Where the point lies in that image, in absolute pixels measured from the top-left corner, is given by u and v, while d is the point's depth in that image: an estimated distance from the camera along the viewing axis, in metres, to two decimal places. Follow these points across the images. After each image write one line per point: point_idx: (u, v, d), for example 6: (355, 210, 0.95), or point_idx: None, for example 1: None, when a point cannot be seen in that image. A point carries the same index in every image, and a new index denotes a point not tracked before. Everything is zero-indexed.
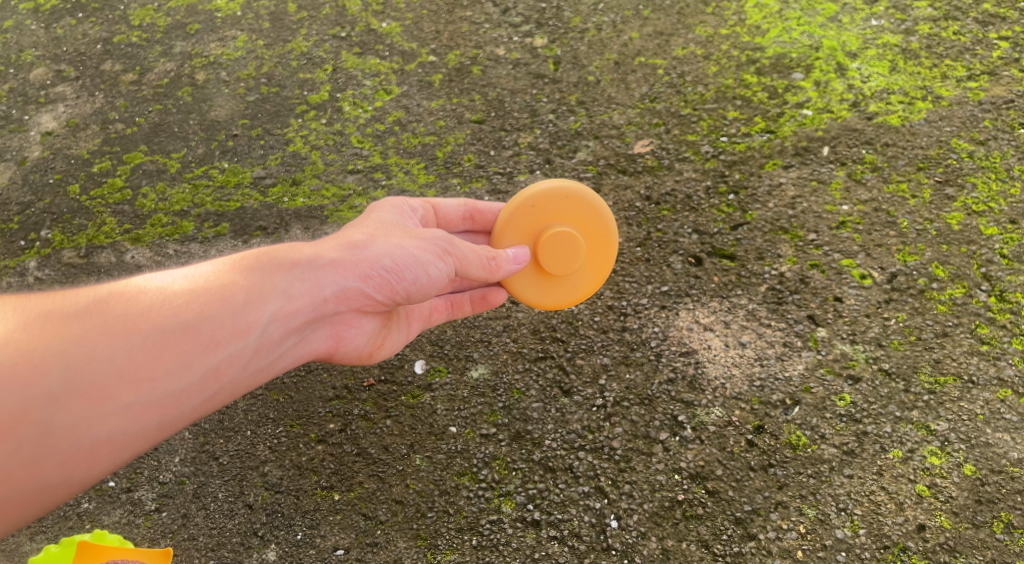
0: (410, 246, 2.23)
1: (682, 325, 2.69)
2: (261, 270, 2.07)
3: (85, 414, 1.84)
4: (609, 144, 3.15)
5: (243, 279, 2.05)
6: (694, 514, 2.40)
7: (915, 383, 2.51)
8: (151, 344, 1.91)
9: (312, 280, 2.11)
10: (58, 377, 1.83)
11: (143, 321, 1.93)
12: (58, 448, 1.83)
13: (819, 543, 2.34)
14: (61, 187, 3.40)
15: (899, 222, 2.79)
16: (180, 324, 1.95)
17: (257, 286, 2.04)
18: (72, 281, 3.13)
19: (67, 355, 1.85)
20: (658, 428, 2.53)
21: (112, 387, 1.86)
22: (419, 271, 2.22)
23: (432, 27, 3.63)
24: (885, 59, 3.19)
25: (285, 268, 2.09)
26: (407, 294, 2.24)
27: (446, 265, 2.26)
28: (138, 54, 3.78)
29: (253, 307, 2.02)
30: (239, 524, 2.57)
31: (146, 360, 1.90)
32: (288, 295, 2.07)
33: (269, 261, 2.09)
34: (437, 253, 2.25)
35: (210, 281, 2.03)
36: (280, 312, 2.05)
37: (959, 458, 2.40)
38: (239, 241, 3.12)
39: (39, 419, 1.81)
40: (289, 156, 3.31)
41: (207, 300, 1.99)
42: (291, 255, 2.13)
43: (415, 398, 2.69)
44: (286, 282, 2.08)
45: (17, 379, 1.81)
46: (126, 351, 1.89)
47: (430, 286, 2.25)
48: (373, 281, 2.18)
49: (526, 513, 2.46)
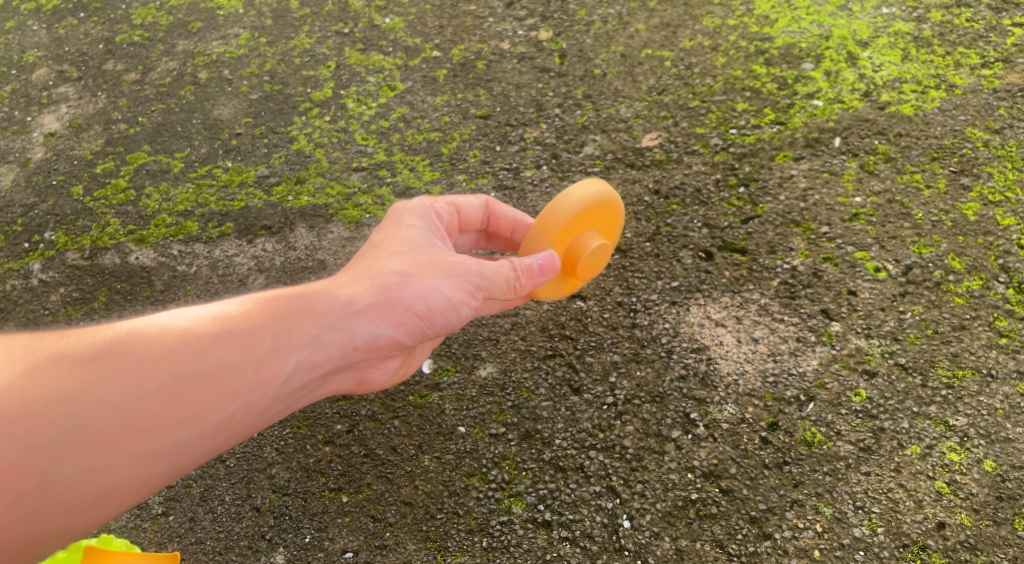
0: (445, 285, 2.19)
1: (693, 321, 2.65)
2: (291, 312, 2.04)
3: (91, 464, 1.82)
4: (616, 138, 3.10)
5: (269, 326, 2.01)
6: (709, 514, 2.36)
7: (932, 378, 2.46)
8: (165, 393, 1.88)
9: (343, 331, 2.08)
10: (64, 424, 1.80)
11: (160, 368, 1.89)
12: (59, 500, 1.81)
13: (836, 542, 2.29)
14: (64, 188, 3.38)
15: (914, 213, 2.74)
16: (199, 371, 1.91)
17: (283, 336, 2.01)
18: (76, 283, 3.10)
19: (76, 403, 1.82)
20: (670, 426, 2.49)
21: (120, 437, 1.84)
22: (450, 313, 2.22)
23: (436, 21, 3.60)
24: (896, 47, 3.14)
25: (315, 316, 2.06)
26: (438, 329, 2.24)
27: (480, 298, 2.25)
28: (140, 53, 3.75)
29: (278, 355, 2.00)
30: (246, 527, 2.54)
31: (160, 410, 1.87)
32: (318, 343, 2.05)
33: (297, 307, 2.05)
34: (470, 290, 2.22)
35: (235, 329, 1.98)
36: (306, 362, 2.03)
37: (979, 454, 2.35)
38: (244, 240, 3.08)
39: (40, 469, 1.78)
40: (293, 155, 3.28)
41: (231, 346, 1.95)
42: (322, 298, 2.09)
43: (423, 398, 2.65)
44: (318, 329, 2.05)
45: (18, 427, 1.78)
46: (138, 400, 1.86)
47: (461, 322, 2.26)
48: (401, 326, 2.16)
49: (537, 514, 2.42)
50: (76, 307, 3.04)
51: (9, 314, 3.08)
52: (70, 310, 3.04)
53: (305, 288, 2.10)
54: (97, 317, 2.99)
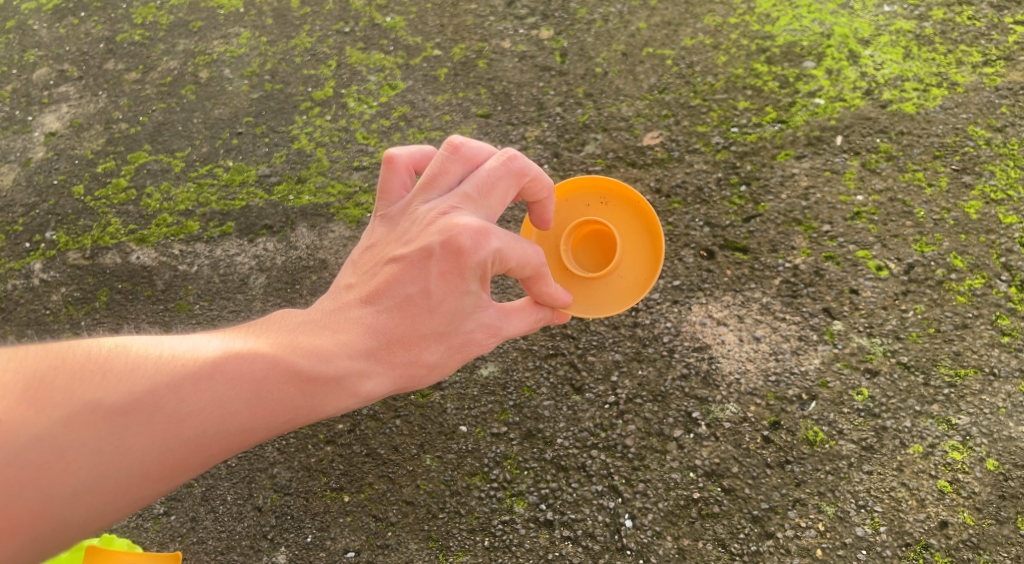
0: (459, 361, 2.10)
1: (695, 320, 2.65)
2: (321, 387, 1.96)
3: (103, 511, 1.85)
4: (617, 137, 3.10)
5: (290, 396, 1.94)
6: (710, 513, 2.37)
7: (935, 376, 2.46)
8: (187, 452, 1.87)
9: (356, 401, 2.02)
10: (88, 474, 1.82)
11: (187, 427, 1.87)
12: (70, 537, 1.84)
13: (838, 541, 2.31)
14: (65, 187, 3.38)
15: (916, 212, 2.74)
16: (217, 436, 1.89)
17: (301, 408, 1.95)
18: (78, 283, 3.11)
19: (100, 455, 1.83)
20: (672, 425, 2.49)
21: (137, 488, 1.86)
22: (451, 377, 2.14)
23: (437, 19, 3.59)
24: (899, 45, 3.13)
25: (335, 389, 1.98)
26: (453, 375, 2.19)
27: None
28: (140, 53, 3.74)
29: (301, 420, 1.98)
30: (248, 527, 2.55)
31: (178, 464, 1.87)
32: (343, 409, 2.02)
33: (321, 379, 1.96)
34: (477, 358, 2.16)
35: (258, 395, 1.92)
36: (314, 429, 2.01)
37: (982, 452, 2.35)
38: (245, 239, 3.08)
39: (58, 513, 1.81)
40: (294, 154, 3.27)
41: (252, 414, 1.92)
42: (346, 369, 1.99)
43: (424, 397, 2.62)
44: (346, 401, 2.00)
45: (43, 474, 1.80)
46: (160, 456, 1.85)
47: None
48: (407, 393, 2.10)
49: (539, 513, 2.43)
50: (77, 307, 3.08)
51: (10, 314, 3.08)
52: (71, 310, 3.08)
53: (333, 351, 1.99)
54: (100, 317, 3.05)
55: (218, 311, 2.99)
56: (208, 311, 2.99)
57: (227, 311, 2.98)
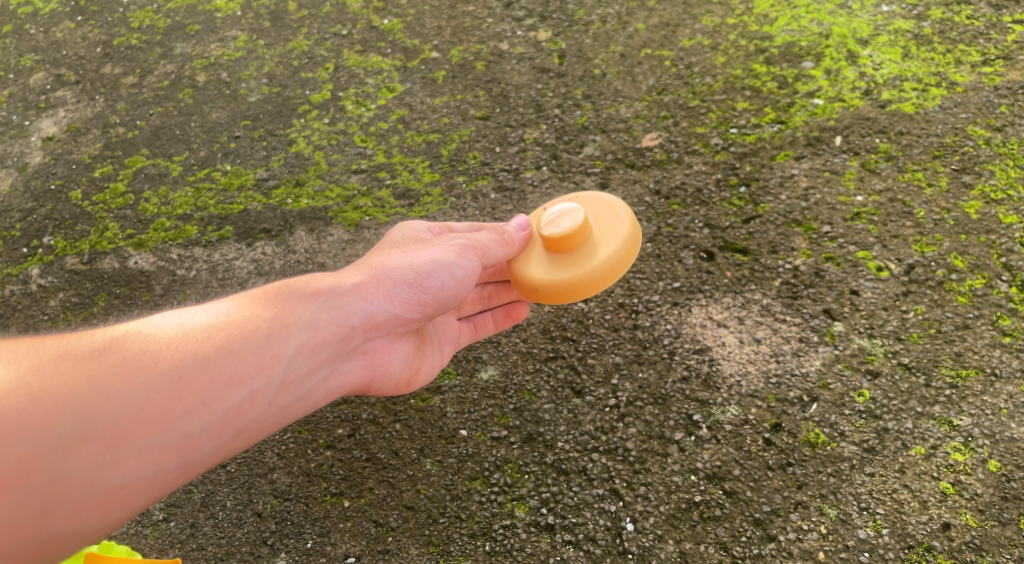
0: (429, 254, 2.27)
1: (695, 322, 2.64)
2: (283, 301, 2.13)
3: (101, 458, 1.85)
4: (616, 138, 3.09)
5: (266, 312, 2.10)
6: (712, 516, 2.34)
7: (936, 377, 2.45)
8: (169, 384, 1.93)
9: (337, 309, 2.16)
10: (71, 420, 1.84)
11: (162, 360, 1.95)
12: (71, 495, 1.82)
13: (841, 544, 2.28)
14: (63, 192, 3.36)
15: (916, 212, 2.73)
16: (200, 360, 1.97)
17: (280, 319, 2.09)
18: (75, 287, 3.08)
19: (82, 397, 1.86)
20: (673, 428, 2.48)
21: (128, 430, 1.87)
22: (443, 274, 2.27)
23: (435, 22, 3.59)
24: (897, 45, 3.13)
25: (309, 299, 2.14)
26: (436, 299, 2.27)
27: (468, 263, 2.30)
28: (138, 57, 3.74)
29: (276, 341, 2.06)
30: (248, 533, 2.52)
31: (166, 401, 1.91)
32: (312, 327, 2.11)
33: (291, 293, 2.14)
34: (456, 255, 2.30)
35: (233, 317, 2.07)
36: (305, 345, 2.09)
37: (984, 453, 2.34)
38: (243, 244, 3.07)
39: (51, 465, 1.81)
40: (292, 157, 3.26)
41: (230, 335, 2.03)
42: (313, 284, 2.18)
43: (424, 401, 2.64)
44: (310, 314, 2.12)
45: (27, 423, 1.81)
46: (143, 393, 1.90)
47: (457, 286, 2.29)
48: (397, 297, 2.22)
49: (539, 517, 2.41)
50: (76, 313, 3.02)
51: (8, 319, 3.06)
52: (70, 314, 3.02)
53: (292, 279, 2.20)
54: (97, 322, 2.98)
55: None
56: None
57: None
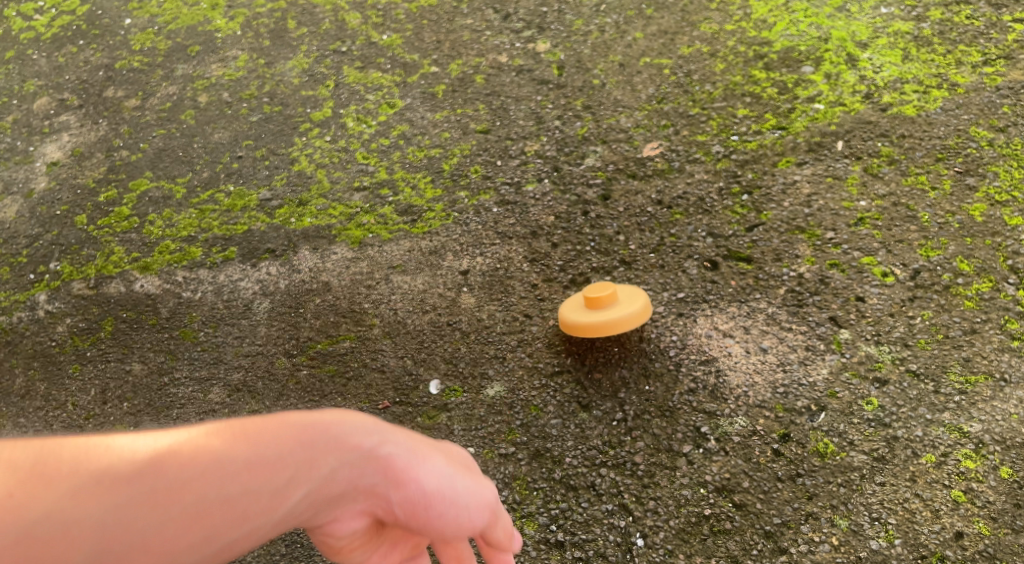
0: (461, 477, 1.59)
1: (700, 332, 2.64)
2: (289, 454, 1.49)
3: None
4: (617, 149, 3.10)
5: (272, 450, 1.48)
6: (722, 529, 2.32)
7: (945, 384, 2.44)
8: (182, 517, 1.41)
9: (355, 469, 1.53)
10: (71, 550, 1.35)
11: (174, 489, 1.41)
12: None
13: (853, 555, 2.24)
14: (68, 217, 3.31)
15: (919, 216, 2.75)
16: (216, 494, 1.44)
17: (296, 462, 1.49)
18: (83, 313, 2.99)
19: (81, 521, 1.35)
20: (681, 441, 2.46)
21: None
22: (449, 500, 1.57)
23: (434, 37, 3.64)
24: (897, 47, 3.21)
25: (331, 448, 1.52)
26: (428, 524, 1.58)
27: (486, 515, 1.63)
28: (140, 79, 3.75)
29: (284, 489, 1.48)
30: (259, 556, 2.51)
31: (173, 536, 1.40)
32: (324, 480, 1.51)
33: (309, 432, 1.51)
34: (487, 511, 1.63)
35: (212, 450, 1.45)
36: (316, 494, 1.51)
37: (995, 460, 2.32)
38: (248, 264, 3.00)
39: None
40: (294, 176, 3.24)
41: (231, 472, 1.45)
42: (331, 432, 1.52)
43: (431, 419, 2.58)
44: (329, 466, 1.51)
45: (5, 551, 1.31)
46: (152, 526, 1.39)
47: (468, 509, 1.59)
48: (405, 483, 1.55)
49: (548, 534, 2.37)
50: (82, 338, 2.92)
51: (16, 347, 2.96)
52: (77, 340, 2.91)
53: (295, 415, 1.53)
54: (104, 347, 2.87)
55: (223, 337, 2.82)
56: (213, 338, 2.83)
57: (232, 337, 2.82)
